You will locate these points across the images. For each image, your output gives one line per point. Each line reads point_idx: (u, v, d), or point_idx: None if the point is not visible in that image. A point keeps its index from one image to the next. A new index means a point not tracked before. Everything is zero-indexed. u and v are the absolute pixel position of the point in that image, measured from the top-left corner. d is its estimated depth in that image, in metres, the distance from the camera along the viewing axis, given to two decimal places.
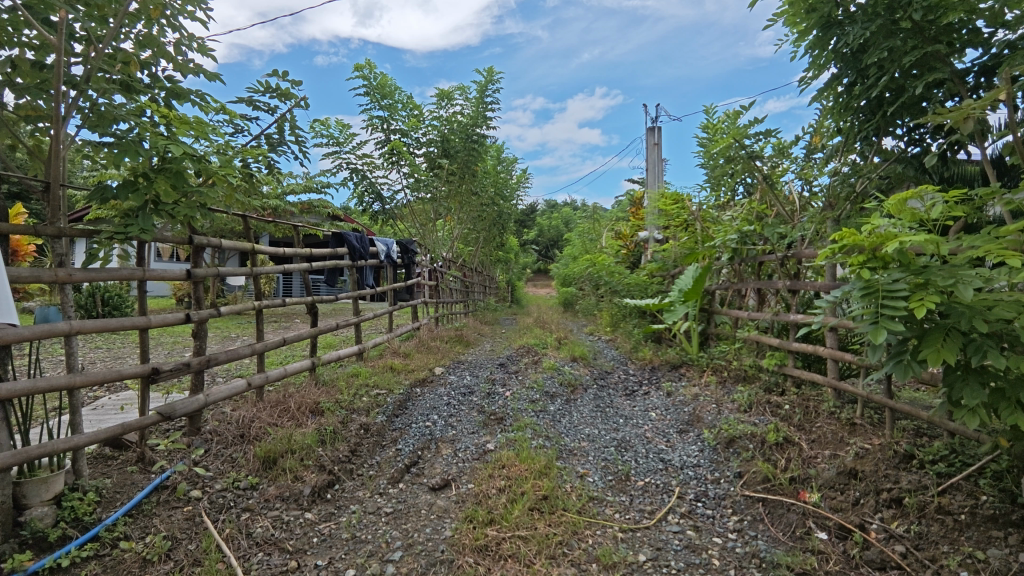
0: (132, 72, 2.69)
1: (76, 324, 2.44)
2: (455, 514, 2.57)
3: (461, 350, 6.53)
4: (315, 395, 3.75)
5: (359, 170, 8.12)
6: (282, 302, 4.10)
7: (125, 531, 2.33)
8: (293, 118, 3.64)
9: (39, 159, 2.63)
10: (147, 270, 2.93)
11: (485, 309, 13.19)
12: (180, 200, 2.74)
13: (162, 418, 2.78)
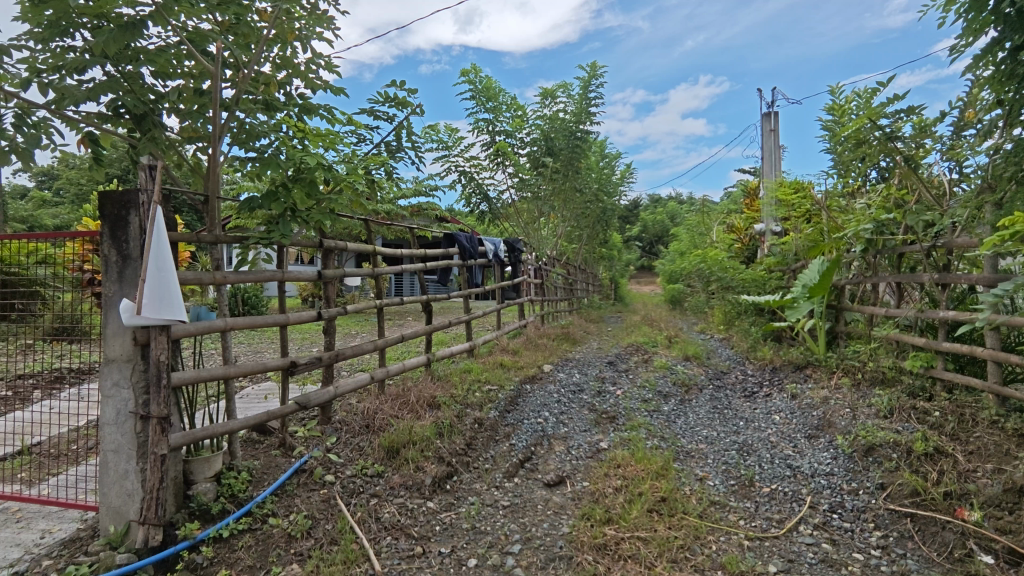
0: (271, 93, 2.96)
1: (230, 321, 2.73)
2: (571, 511, 2.58)
3: (569, 348, 6.53)
4: (432, 389, 3.92)
5: (466, 172, 8.37)
6: (399, 301, 4.32)
7: (273, 508, 2.57)
8: (410, 125, 3.81)
9: (198, 175, 2.98)
10: (285, 272, 3.20)
11: (589, 307, 13.08)
12: (312, 207, 2.97)
13: (300, 407, 3.03)
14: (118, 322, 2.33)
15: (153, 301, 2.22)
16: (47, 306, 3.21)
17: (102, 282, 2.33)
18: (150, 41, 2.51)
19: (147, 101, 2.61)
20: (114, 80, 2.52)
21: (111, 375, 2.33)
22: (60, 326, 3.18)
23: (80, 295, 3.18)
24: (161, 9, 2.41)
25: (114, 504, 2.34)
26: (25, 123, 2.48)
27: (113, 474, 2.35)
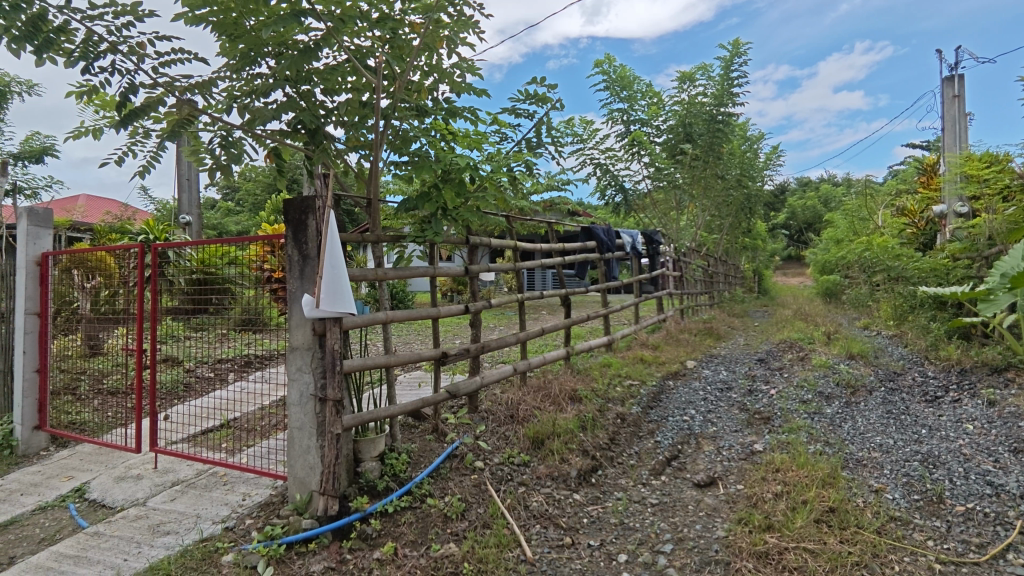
0: (423, 99, 3.14)
1: (390, 315, 2.95)
2: (726, 514, 2.46)
3: (712, 343, 6.23)
4: (573, 383, 3.95)
5: (601, 164, 8.31)
6: (540, 295, 4.39)
7: (430, 489, 2.75)
8: (550, 121, 3.84)
9: (361, 180, 3.26)
10: (437, 267, 3.40)
11: (731, 301, 12.34)
12: (460, 206, 3.11)
13: (451, 396, 3.20)
14: (301, 314, 2.63)
15: (329, 296, 2.48)
16: (236, 301, 3.71)
17: (287, 279, 2.65)
18: (320, 61, 2.78)
19: (319, 116, 2.91)
20: (293, 100, 2.84)
21: (296, 361, 2.64)
22: (246, 319, 3.65)
23: (260, 291, 3.64)
24: (331, 32, 2.66)
25: (300, 475, 2.66)
26: (227, 143, 2.89)
27: (298, 449, 2.66)
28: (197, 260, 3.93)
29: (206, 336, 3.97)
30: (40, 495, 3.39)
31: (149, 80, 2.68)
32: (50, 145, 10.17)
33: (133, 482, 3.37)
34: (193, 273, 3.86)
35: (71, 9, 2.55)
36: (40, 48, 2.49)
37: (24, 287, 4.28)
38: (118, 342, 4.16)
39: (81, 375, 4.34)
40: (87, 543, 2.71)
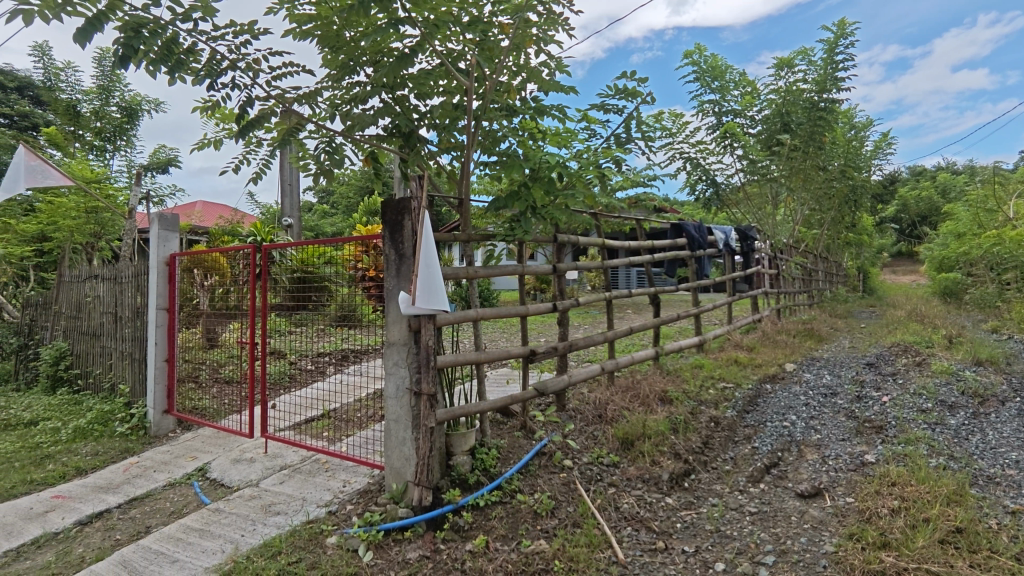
0: (512, 99, 3.17)
1: (480, 312, 3.01)
2: (834, 528, 2.30)
3: (814, 346, 5.86)
4: (663, 383, 3.85)
5: (691, 158, 8.02)
6: (629, 294, 4.32)
7: (520, 485, 2.78)
8: (640, 115, 3.77)
9: (452, 181, 3.35)
10: (525, 266, 3.43)
11: (833, 301, 11.55)
12: (550, 204, 3.12)
13: (539, 393, 3.21)
14: (397, 311, 2.74)
15: (424, 293, 2.56)
16: (332, 298, 3.94)
17: (385, 277, 2.77)
18: (415, 66, 2.87)
19: (413, 120, 3.03)
20: (389, 105, 2.98)
21: (393, 356, 2.76)
22: (343, 314, 3.91)
23: (354, 288, 3.85)
24: (425, 37, 2.74)
25: (396, 465, 2.77)
26: (331, 149, 3.10)
27: (395, 440, 2.77)
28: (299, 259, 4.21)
29: (306, 331, 4.24)
30: (169, 473, 3.77)
31: (263, 94, 2.91)
32: (173, 157, 11.25)
33: (247, 465, 3.67)
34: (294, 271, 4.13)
35: (198, 32, 2.80)
36: (172, 68, 2.76)
37: (155, 285, 4.76)
38: (232, 335, 4.53)
39: (202, 364, 4.75)
40: (210, 518, 2.98)
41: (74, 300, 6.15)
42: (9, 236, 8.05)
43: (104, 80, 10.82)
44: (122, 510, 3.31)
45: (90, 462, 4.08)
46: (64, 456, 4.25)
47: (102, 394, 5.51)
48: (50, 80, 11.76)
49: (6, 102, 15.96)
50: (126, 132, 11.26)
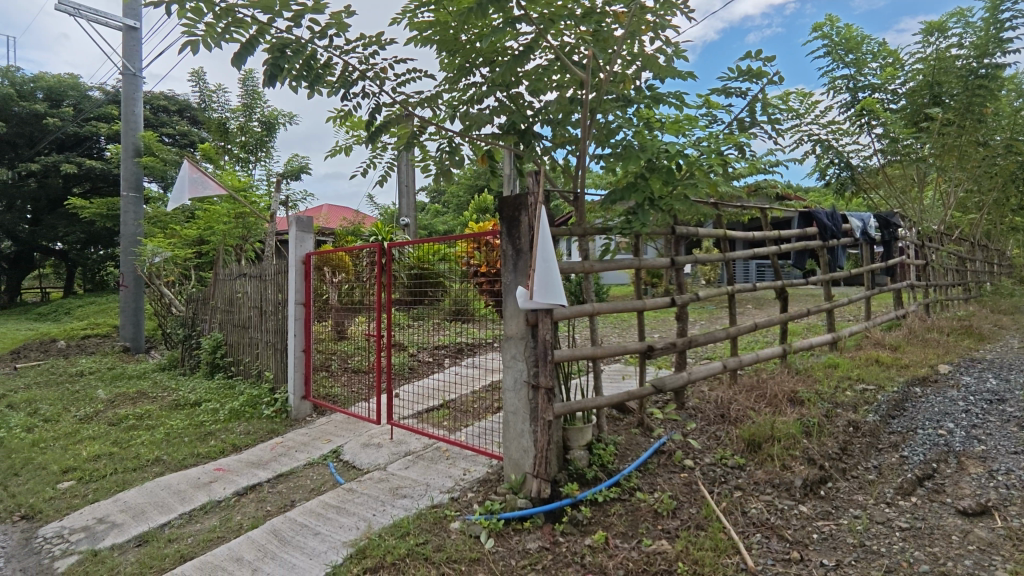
0: (628, 89, 3.10)
1: (597, 306, 2.98)
2: (1008, 554, 2.03)
3: (973, 345, 5.18)
4: (792, 383, 3.60)
5: (822, 140, 7.39)
6: (753, 288, 4.08)
7: (638, 483, 2.73)
8: (766, 96, 3.54)
9: (566, 175, 3.36)
10: (642, 260, 3.35)
11: (995, 294, 10.14)
12: (668, 195, 3.02)
13: (657, 390, 3.12)
14: (515, 305, 2.79)
15: (541, 288, 2.59)
16: (447, 293, 4.14)
17: (502, 272, 2.85)
18: (530, 64, 2.91)
19: (527, 117, 3.09)
20: (504, 104, 3.07)
21: (511, 349, 2.82)
22: (457, 309, 4.06)
23: (467, 284, 4.02)
24: (540, 34, 2.77)
25: (515, 457, 2.83)
26: (450, 150, 3.29)
27: (513, 432, 2.83)
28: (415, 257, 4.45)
29: (424, 325, 4.46)
30: (309, 453, 4.12)
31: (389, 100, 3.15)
32: (305, 164, 12.28)
33: (375, 449, 3.92)
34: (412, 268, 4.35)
35: (334, 48, 3.05)
36: (311, 82, 3.04)
37: (293, 281, 5.16)
38: (358, 328, 4.88)
39: (333, 355, 5.17)
40: (345, 497, 3.23)
41: (227, 295, 6.91)
42: (176, 240, 9.22)
43: (248, 98, 12.05)
44: (271, 484, 3.68)
45: (243, 440, 4.58)
46: (223, 434, 4.80)
47: (251, 380, 6.16)
48: (205, 101, 13.29)
49: (170, 123, 18.27)
50: (266, 143, 12.45)
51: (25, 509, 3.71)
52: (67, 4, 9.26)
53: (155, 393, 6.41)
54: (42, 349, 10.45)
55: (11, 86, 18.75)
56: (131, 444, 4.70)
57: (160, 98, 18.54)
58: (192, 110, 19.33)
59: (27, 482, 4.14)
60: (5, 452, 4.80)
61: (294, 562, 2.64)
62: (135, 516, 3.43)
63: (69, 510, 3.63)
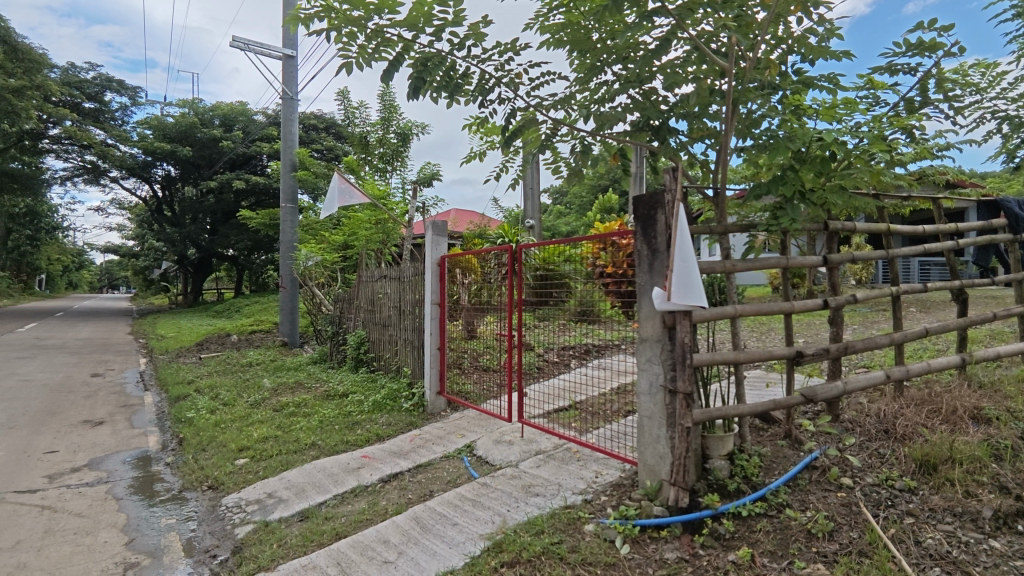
0: (774, 76, 2.90)
1: (739, 308, 2.81)
2: None
3: None
4: (975, 399, 3.15)
5: (1008, 117, 6.35)
6: (923, 288, 3.63)
7: (788, 499, 2.53)
8: (941, 71, 3.15)
9: (703, 170, 3.23)
10: (790, 259, 3.10)
11: None
12: (822, 186, 2.79)
13: (808, 400, 2.87)
14: (650, 307, 2.73)
15: (679, 288, 2.50)
16: (572, 294, 4.09)
17: (637, 273, 2.79)
18: (666, 58, 2.83)
19: (661, 112, 3.01)
20: (637, 100, 3.01)
21: (646, 352, 2.76)
22: (583, 310, 4.02)
23: (595, 285, 3.94)
24: (677, 27, 2.68)
25: (650, 462, 2.76)
26: (582, 149, 3.34)
27: (649, 437, 2.77)
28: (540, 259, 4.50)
29: (550, 326, 4.47)
30: (445, 446, 4.33)
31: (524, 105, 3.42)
32: (436, 171, 12.93)
33: (507, 446, 4.02)
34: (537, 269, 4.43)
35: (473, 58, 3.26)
36: (451, 91, 3.23)
37: (428, 283, 5.45)
38: (487, 327, 5.04)
39: (465, 352, 5.35)
40: (480, 491, 3.35)
41: (369, 296, 7.49)
42: (326, 246, 10.15)
43: (386, 113, 12.95)
44: (411, 474, 3.91)
45: (385, 430, 4.92)
46: (367, 424, 5.19)
47: (390, 374, 6.62)
48: (348, 118, 14.48)
49: (319, 139, 20.16)
50: (401, 153, 13.29)
51: (211, 480, 4.29)
52: (238, 40, 10.58)
53: (310, 384, 7.11)
54: (219, 342, 12.03)
55: (194, 115, 21.79)
56: (291, 428, 5.25)
57: (310, 117, 20.53)
58: (337, 126, 21.19)
59: (212, 457, 4.78)
60: (194, 430, 5.59)
61: (436, 550, 2.79)
62: (297, 494, 3.82)
63: (244, 484, 4.14)
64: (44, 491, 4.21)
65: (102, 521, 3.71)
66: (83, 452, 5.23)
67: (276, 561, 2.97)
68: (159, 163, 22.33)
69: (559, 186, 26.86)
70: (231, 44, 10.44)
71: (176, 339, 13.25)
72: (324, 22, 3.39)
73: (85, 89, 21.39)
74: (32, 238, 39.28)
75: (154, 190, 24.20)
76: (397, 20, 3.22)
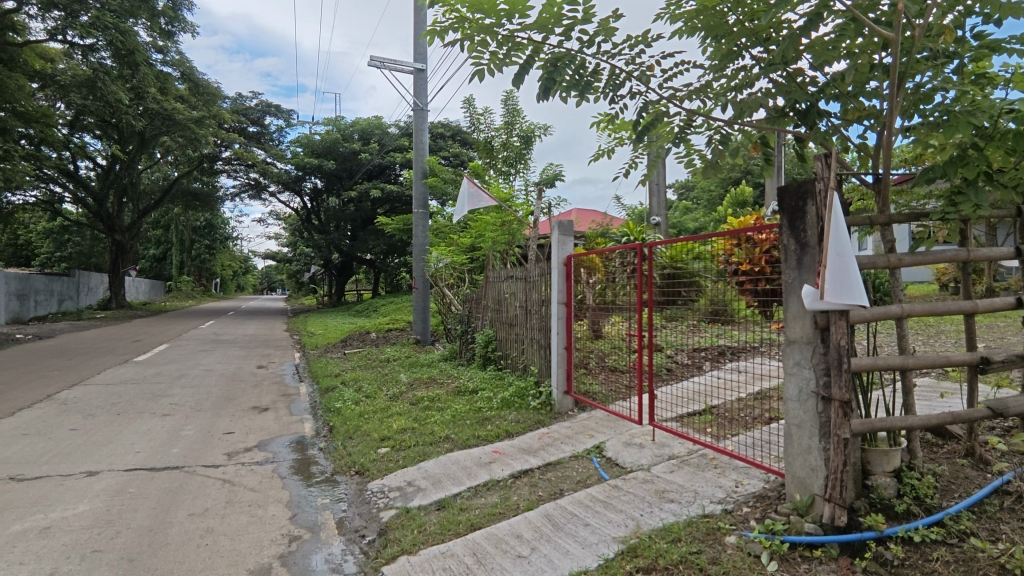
0: (949, 43, 2.59)
1: (908, 308, 2.51)
2: None
3: None
4: None
5: None
6: None
7: (973, 527, 2.31)
8: None
9: (863, 154, 2.92)
10: (972, 251, 2.69)
11: None
12: (1015, 167, 2.43)
13: (997, 414, 2.47)
14: (800, 306, 2.55)
15: (835, 287, 2.32)
16: (702, 294, 3.88)
17: (784, 270, 2.64)
18: (816, 34, 2.62)
19: (809, 94, 2.80)
20: (781, 83, 2.83)
21: (794, 355, 2.59)
22: (715, 310, 3.81)
23: (727, 284, 3.72)
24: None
25: (799, 474, 2.56)
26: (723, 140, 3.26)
27: (798, 447, 2.57)
28: (668, 256, 4.34)
29: (678, 327, 4.28)
30: (573, 446, 4.32)
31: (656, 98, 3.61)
32: (559, 172, 13.00)
33: (638, 449, 3.93)
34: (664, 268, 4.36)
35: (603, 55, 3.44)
36: (580, 90, 3.36)
37: (556, 282, 5.48)
38: (613, 328, 4.95)
39: (591, 353, 5.28)
40: (611, 492, 3.31)
41: (496, 296, 7.71)
42: (454, 248, 10.63)
43: (510, 117, 13.29)
44: (541, 471, 3.95)
45: (514, 428, 5.03)
46: (497, 420, 5.35)
47: (518, 372, 6.76)
48: (473, 124, 15.03)
49: (446, 147, 21.22)
50: (524, 156, 13.54)
51: (358, 466, 4.67)
52: (375, 59, 11.40)
53: (442, 380, 7.47)
54: (361, 339, 13.08)
55: (337, 132, 23.89)
56: (427, 421, 5.56)
57: (438, 127, 21.64)
58: (463, 133, 22.11)
59: (358, 445, 5.20)
60: (343, 419, 6.12)
61: (568, 548, 2.81)
62: (434, 484, 4.02)
63: (387, 471, 4.45)
64: (224, 466, 4.84)
65: (270, 496, 4.18)
66: (253, 434, 5.93)
67: (417, 546, 3.16)
68: (309, 177, 24.77)
69: (685, 180, 25.80)
70: (369, 64, 11.28)
71: (325, 336, 14.62)
72: (457, 32, 3.56)
73: (249, 115, 24.36)
74: (210, 248, 45.46)
75: (305, 201, 26.86)
76: (528, 24, 3.38)
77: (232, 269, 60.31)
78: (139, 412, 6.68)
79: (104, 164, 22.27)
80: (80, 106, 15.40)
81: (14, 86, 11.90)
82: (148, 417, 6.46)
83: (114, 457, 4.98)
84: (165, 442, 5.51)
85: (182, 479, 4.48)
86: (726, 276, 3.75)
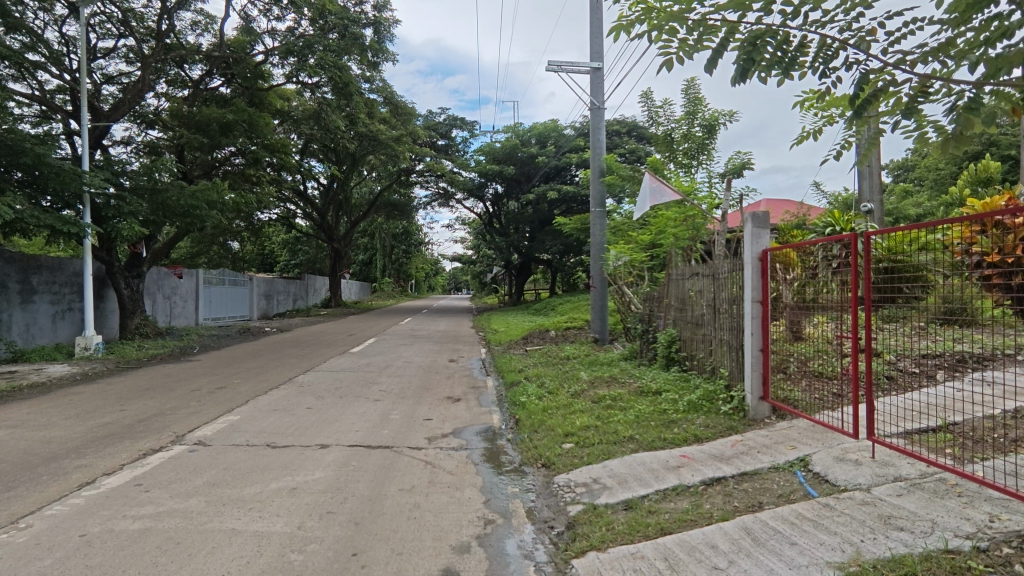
0: None
1: None
2: None
3: None
4: None
5: None
6: None
7: None
8: None
9: None
10: None
11: None
12: None
13: None
14: None
15: None
16: (934, 291, 3.34)
17: None
18: None
19: None
20: None
21: None
22: (949, 310, 3.26)
23: (968, 280, 3.15)
24: None
25: None
26: (971, 104, 2.88)
27: None
28: (885, 249, 3.79)
29: (901, 329, 3.70)
30: (773, 457, 3.97)
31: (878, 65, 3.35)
32: (746, 161, 12.09)
33: (853, 466, 3.50)
34: (880, 262, 3.82)
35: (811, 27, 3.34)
36: (783, 67, 3.36)
37: (751, 280, 5.10)
38: (817, 329, 4.42)
39: (791, 356, 4.75)
40: (823, 512, 3.00)
41: (680, 295, 7.44)
42: (634, 245, 10.49)
43: (691, 106, 12.68)
44: (737, 481, 3.70)
45: (703, 432, 4.79)
46: (684, 424, 5.13)
47: (705, 375, 6.43)
48: (651, 118, 14.66)
49: (622, 144, 21.06)
50: (707, 146, 12.80)
51: (544, 459, 4.84)
52: (552, 64, 11.69)
53: (622, 379, 7.39)
54: (540, 337, 13.50)
55: (516, 139, 24.89)
56: (609, 420, 5.53)
57: (614, 124, 21.45)
58: (639, 128, 21.74)
59: (544, 438, 5.39)
60: (528, 413, 6.40)
61: (774, 568, 2.61)
62: (620, 483, 4.00)
63: (572, 466, 4.53)
64: (426, 449, 5.36)
65: (466, 480, 4.52)
66: (449, 422, 6.46)
67: (606, 543, 3.16)
68: (490, 183, 26.29)
69: (902, 159, 22.26)
70: (547, 69, 11.62)
71: (507, 333, 15.36)
72: (645, 24, 3.58)
73: (439, 129, 26.66)
74: (406, 252, 50.56)
75: (488, 206, 28.63)
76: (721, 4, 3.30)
77: (425, 271, 66.31)
78: (355, 397, 7.68)
79: (325, 183, 26.15)
80: (309, 134, 18.23)
81: (264, 123, 14.43)
82: (364, 401, 7.41)
83: (340, 434, 5.80)
84: (378, 424, 6.26)
85: (392, 458, 5.06)
86: (964, 271, 3.16)
